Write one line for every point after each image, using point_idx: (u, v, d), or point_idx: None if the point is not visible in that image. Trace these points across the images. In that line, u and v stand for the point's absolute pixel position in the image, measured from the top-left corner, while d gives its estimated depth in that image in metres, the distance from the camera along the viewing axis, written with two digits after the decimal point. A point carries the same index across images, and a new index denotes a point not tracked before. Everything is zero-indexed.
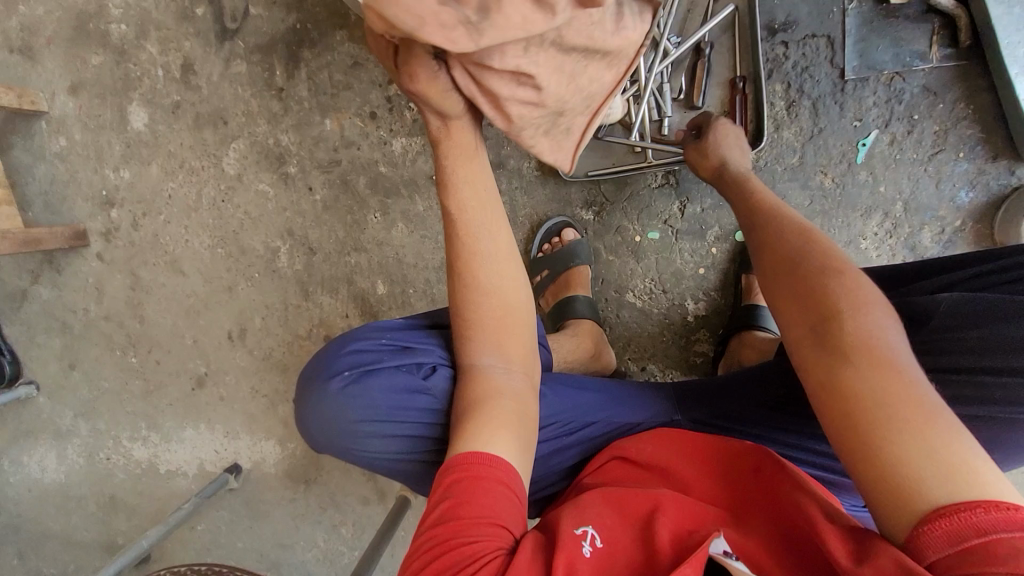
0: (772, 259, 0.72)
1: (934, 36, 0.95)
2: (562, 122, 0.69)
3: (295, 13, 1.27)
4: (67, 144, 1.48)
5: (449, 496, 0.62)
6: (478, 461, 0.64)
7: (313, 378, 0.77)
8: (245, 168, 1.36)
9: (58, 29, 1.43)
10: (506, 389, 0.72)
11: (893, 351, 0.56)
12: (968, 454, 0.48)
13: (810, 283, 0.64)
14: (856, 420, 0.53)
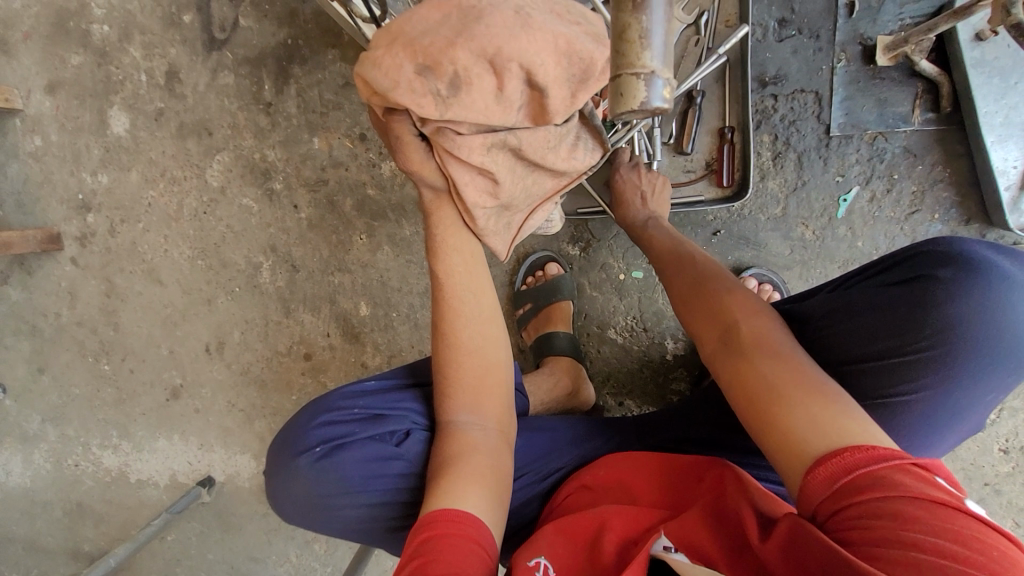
0: (686, 292, 0.80)
1: (917, 100, 0.97)
2: (506, 216, 0.78)
3: (286, 28, 1.24)
4: (43, 144, 1.43)
5: (416, 553, 0.61)
6: (447, 517, 0.63)
7: (282, 454, 0.77)
8: (229, 181, 1.34)
9: (36, 25, 1.38)
10: (481, 445, 0.74)
11: (784, 346, 0.64)
12: (848, 413, 0.55)
13: (720, 305, 0.73)
14: (756, 404, 0.60)
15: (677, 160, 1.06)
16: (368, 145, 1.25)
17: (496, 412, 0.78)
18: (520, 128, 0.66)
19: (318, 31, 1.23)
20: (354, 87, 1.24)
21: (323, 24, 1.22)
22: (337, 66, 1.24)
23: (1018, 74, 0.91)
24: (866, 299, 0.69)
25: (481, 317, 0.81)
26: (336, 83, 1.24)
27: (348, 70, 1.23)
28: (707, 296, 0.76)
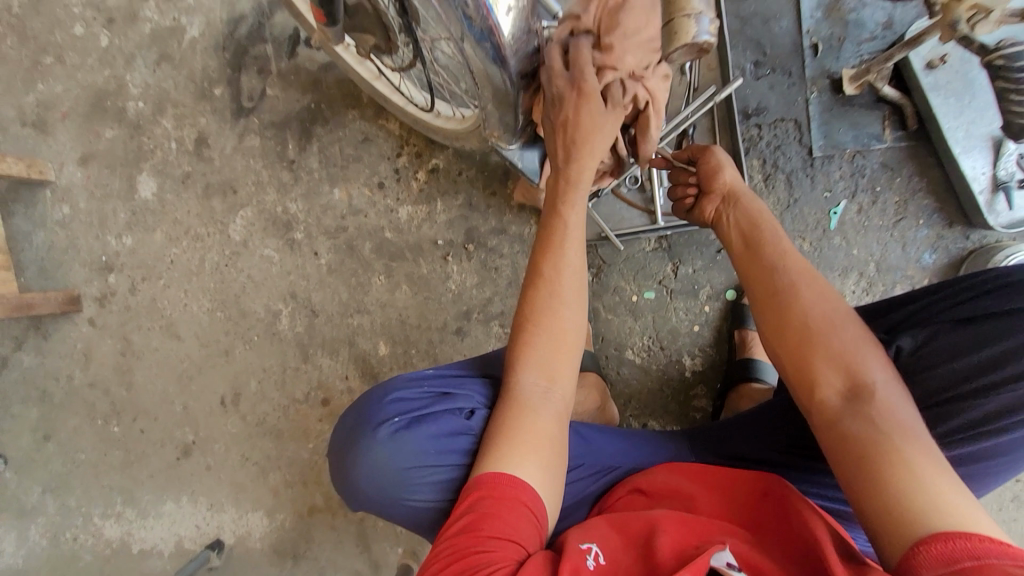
0: (779, 300, 0.75)
1: (886, 121, 1.09)
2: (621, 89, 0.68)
3: (310, 94, 1.37)
4: (70, 211, 1.50)
5: (472, 508, 0.67)
6: (505, 484, 0.68)
7: (360, 430, 0.81)
8: (251, 234, 1.40)
9: (75, 105, 1.50)
10: (543, 413, 0.74)
11: (905, 412, 0.64)
12: (969, 503, 0.56)
13: (836, 348, 0.70)
14: (873, 464, 0.61)
15: None
16: (386, 192, 1.33)
17: (564, 382, 0.77)
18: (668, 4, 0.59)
19: (339, 95, 1.36)
20: (372, 141, 1.34)
21: (345, 89, 1.35)
22: (357, 124, 1.35)
23: (970, 93, 1.03)
24: (956, 336, 0.71)
25: (569, 283, 0.78)
26: (356, 138, 1.35)
27: (367, 127, 1.34)
28: (816, 327, 0.72)
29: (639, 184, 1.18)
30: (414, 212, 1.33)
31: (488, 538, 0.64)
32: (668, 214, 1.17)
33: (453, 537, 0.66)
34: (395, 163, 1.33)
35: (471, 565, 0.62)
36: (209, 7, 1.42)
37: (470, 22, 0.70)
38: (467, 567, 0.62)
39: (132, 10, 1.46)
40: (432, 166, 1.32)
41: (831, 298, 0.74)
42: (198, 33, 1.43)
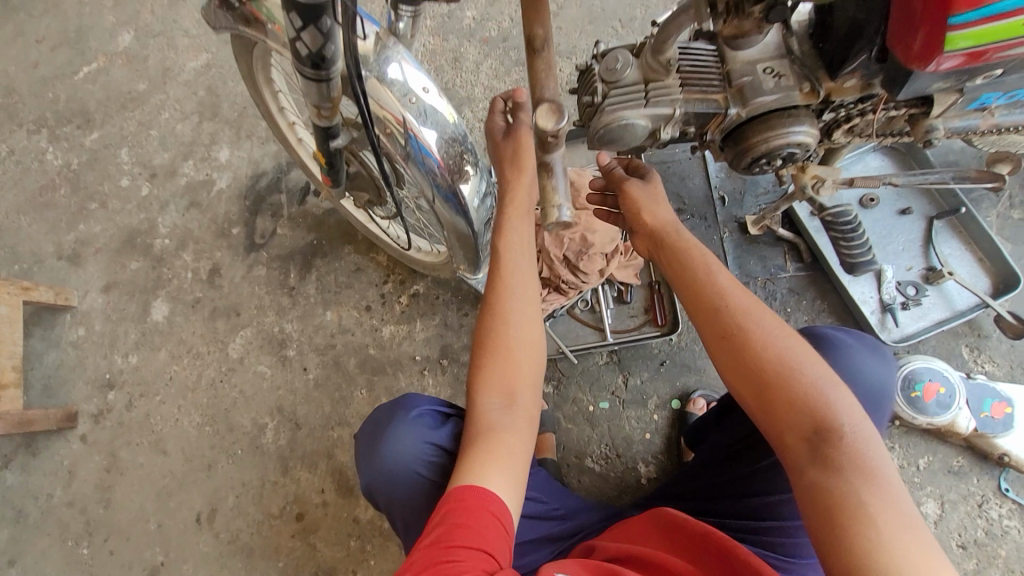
0: (735, 350, 0.83)
1: (787, 254, 1.33)
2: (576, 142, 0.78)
3: (314, 233, 1.62)
4: (85, 333, 1.66)
5: (446, 520, 0.70)
6: (480, 493, 0.73)
7: (395, 412, 0.95)
8: (248, 352, 1.55)
9: (108, 242, 1.74)
10: (503, 426, 0.82)
11: (872, 458, 0.72)
12: (931, 550, 0.63)
13: (795, 398, 0.77)
14: (839, 510, 0.68)
15: (621, 307, 1.35)
16: (373, 314, 1.51)
17: (521, 399, 0.85)
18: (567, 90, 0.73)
19: (338, 233, 1.61)
20: (363, 270, 1.56)
21: (344, 229, 1.61)
22: (351, 256, 1.58)
23: None
24: None
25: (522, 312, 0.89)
26: (349, 268, 1.57)
27: (360, 258, 1.57)
28: (775, 381, 0.79)
29: (590, 305, 1.37)
30: (396, 330, 1.50)
31: (460, 548, 0.66)
32: (616, 331, 1.34)
33: (423, 549, 0.68)
34: (381, 289, 1.53)
35: (441, 574, 0.64)
36: (237, 165, 1.73)
37: (439, 186, 0.94)
38: (439, 574, 0.64)
39: (172, 166, 1.77)
40: (414, 291, 1.51)
41: (785, 345, 0.81)
42: (225, 185, 1.72)
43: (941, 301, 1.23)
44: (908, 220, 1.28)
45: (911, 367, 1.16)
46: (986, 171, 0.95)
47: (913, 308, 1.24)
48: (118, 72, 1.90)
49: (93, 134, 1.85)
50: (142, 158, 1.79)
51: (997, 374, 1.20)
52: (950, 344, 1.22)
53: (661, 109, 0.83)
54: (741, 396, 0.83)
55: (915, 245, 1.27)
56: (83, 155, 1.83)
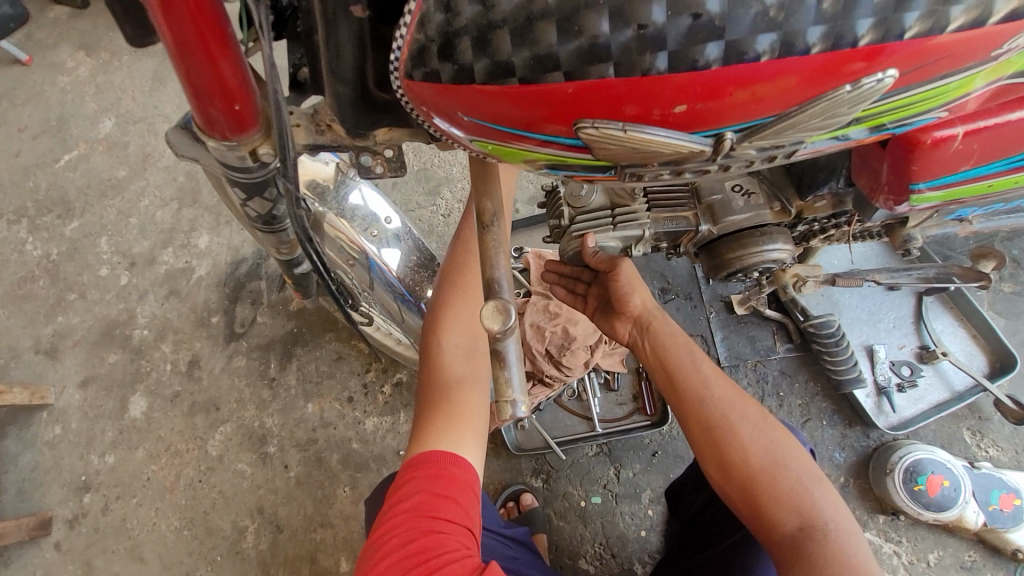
0: (718, 449, 0.75)
1: (776, 334, 1.29)
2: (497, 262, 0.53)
3: (294, 320, 1.59)
4: (61, 432, 1.61)
5: (426, 487, 0.75)
6: (459, 466, 0.77)
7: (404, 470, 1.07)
8: (228, 449, 1.50)
9: (86, 334, 1.70)
10: (466, 377, 0.85)
11: (857, 559, 0.67)
12: None
13: (779, 493, 0.72)
14: None
15: (608, 395, 1.32)
16: (355, 405, 1.48)
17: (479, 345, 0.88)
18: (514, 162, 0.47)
19: (319, 320, 1.58)
20: (345, 359, 1.53)
21: (324, 315, 1.58)
22: (333, 344, 1.55)
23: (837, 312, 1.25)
24: None
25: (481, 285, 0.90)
26: (330, 356, 1.54)
27: (341, 346, 1.54)
28: (761, 476, 0.73)
29: (577, 394, 1.32)
30: (380, 422, 1.46)
31: (446, 522, 0.73)
32: (604, 420, 1.30)
33: (408, 514, 0.73)
34: (364, 378, 1.50)
35: (431, 543, 0.71)
36: (216, 251, 1.71)
37: (406, 300, 0.91)
38: (429, 545, 0.71)
39: (151, 254, 1.75)
40: (397, 379, 1.49)
41: (771, 438, 0.75)
42: (204, 272, 1.70)
43: (938, 381, 1.20)
44: (896, 296, 1.26)
45: (912, 457, 1.12)
46: (971, 270, 0.94)
47: (908, 390, 1.20)
48: (99, 159, 1.91)
49: (73, 223, 1.84)
50: (122, 246, 1.78)
51: (1003, 460, 1.16)
52: (951, 428, 1.19)
53: (630, 231, 0.80)
54: (728, 496, 0.76)
55: (907, 322, 1.24)
56: (62, 245, 1.82)
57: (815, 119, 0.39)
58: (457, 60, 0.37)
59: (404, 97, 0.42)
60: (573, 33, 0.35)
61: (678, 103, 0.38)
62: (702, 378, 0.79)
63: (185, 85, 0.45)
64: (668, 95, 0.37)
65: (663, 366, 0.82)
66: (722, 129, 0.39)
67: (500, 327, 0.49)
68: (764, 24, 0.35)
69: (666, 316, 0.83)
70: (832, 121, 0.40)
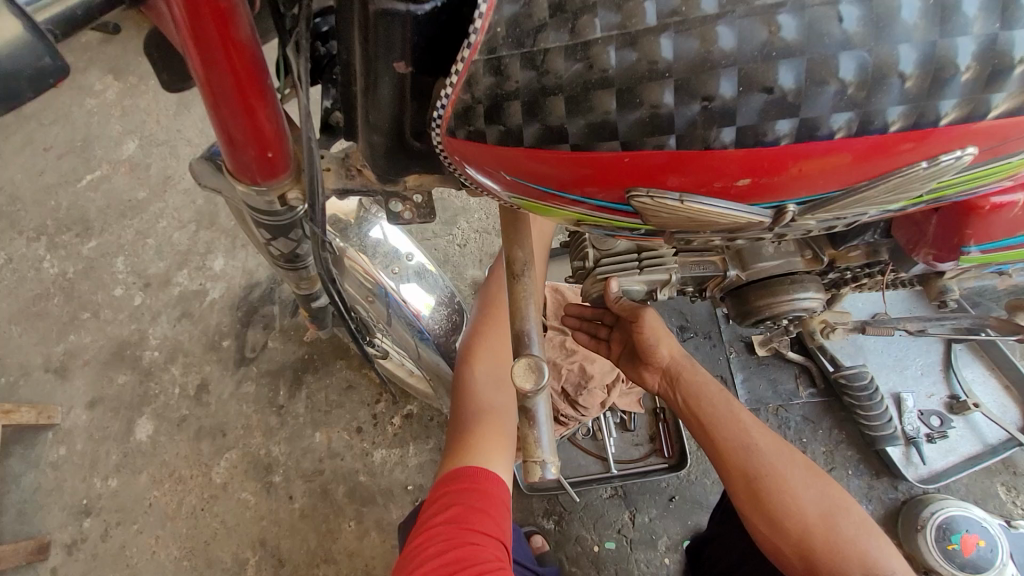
0: (765, 501, 0.69)
1: (799, 378, 1.26)
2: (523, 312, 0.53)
3: (305, 346, 1.58)
4: (65, 453, 1.59)
5: (460, 500, 0.76)
6: (491, 481, 0.78)
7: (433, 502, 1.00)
8: (232, 476, 1.47)
9: (97, 353, 1.70)
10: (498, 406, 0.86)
11: None
12: None
13: (841, 544, 0.65)
14: None
15: (625, 435, 1.28)
16: (364, 436, 1.45)
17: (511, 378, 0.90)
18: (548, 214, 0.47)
19: (330, 347, 1.57)
20: (355, 388, 1.50)
21: (335, 342, 1.57)
22: (343, 372, 1.53)
23: (862, 356, 1.22)
24: None
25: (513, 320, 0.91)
26: (341, 385, 1.51)
27: (352, 374, 1.52)
28: (817, 527, 0.67)
29: (591, 432, 1.28)
30: (388, 454, 1.42)
31: (481, 533, 0.73)
32: (619, 461, 1.26)
33: (444, 525, 0.74)
34: (373, 408, 1.47)
35: (466, 554, 0.71)
36: (231, 274, 1.71)
37: (423, 337, 0.89)
38: (463, 557, 0.70)
39: (166, 275, 1.76)
40: (407, 411, 1.45)
41: (819, 488, 0.69)
42: (218, 295, 1.69)
43: (969, 433, 1.16)
44: (924, 342, 1.22)
45: (944, 514, 1.07)
46: (1009, 321, 0.90)
47: (938, 441, 1.16)
48: (120, 180, 1.93)
49: (91, 242, 1.85)
50: (137, 267, 1.79)
51: None
52: (985, 483, 1.14)
53: (657, 275, 0.78)
54: (779, 552, 0.68)
55: (935, 370, 1.21)
56: (79, 264, 1.83)
57: (885, 192, 0.39)
58: (505, 123, 0.36)
59: (445, 151, 0.40)
60: (635, 104, 0.34)
61: (743, 176, 0.37)
62: (740, 425, 0.73)
63: (218, 133, 0.44)
64: (733, 168, 0.37)
65: (693, 415, 0.76)
66: (783, 202, 0.39)
67: (533, 385, 0.48)
68: (841, 101, 0.34)
69: (695, 362, 0.80)
70: (903, 194, 0.40)
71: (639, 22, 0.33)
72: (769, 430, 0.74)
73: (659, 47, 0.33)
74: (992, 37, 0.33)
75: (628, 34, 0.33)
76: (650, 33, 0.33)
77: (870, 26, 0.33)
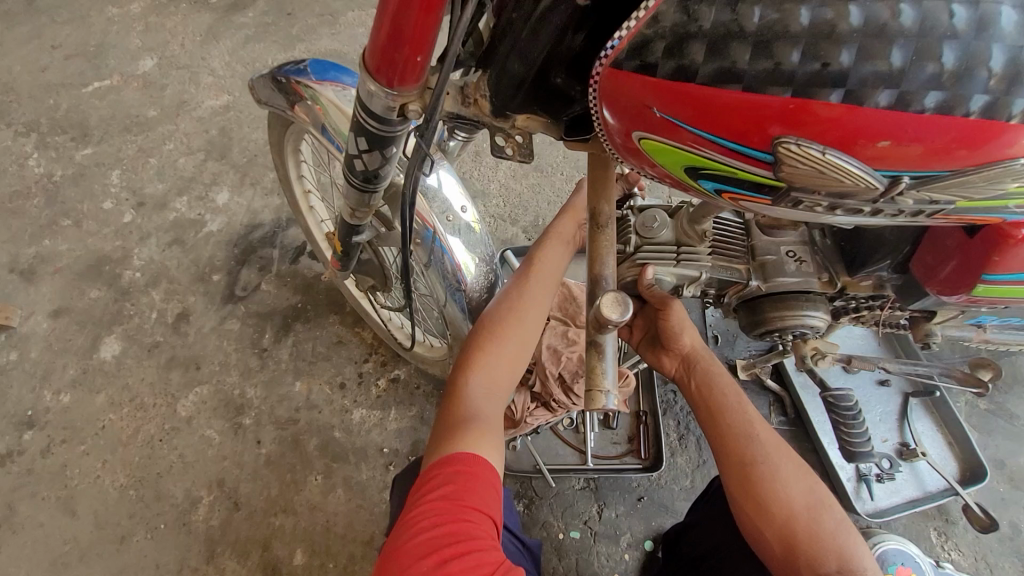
0: (756, 489, 0.73)
1: (772, 406, 1.35)
2: (605, 255, 0.57)
3: (300, 295, 1.55)
4: (17, 359, 1.49)
5: (451, 480, 0.75)
6: (482, 465, 0.77)
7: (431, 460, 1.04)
8: (199, 412, 1.42)
9: (72, 263, 1.61)
10: (487, 415, 0.84)
11: None
12: None
13: (821, 534, 0.69)
14: None
15: (605, 431, 1.33)
16: (346, 393, 1.43)
17: (503, 391, 0.89)
18: (655, 176, 0.51)
19: (326, 300, 1.55)
20: (345, 344, 1.49)
21: (332, 297, 1.55)
22: (335, 327, 1.51)
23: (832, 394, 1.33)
24: None
25: (520, 336, 0.90)
26: (330, 339, 1.50)
27: (343, 331, 1.51)
28: (803, 517, 0.71)
29: (574, 425, 1.33)
30: (367, 415, 1.41)
31: (471, 509, 0.73)
32: (596, 456, 1.30)
33: (435, 501, 0.73)
34: (360, 367, 1.46)
35: (458, 530, 0.70)
36: (233, 210, 1.68)
37: (457, 294, 0.91)
38: (457, 531, 0.70)
39: (163, 199, 1.70)
40: (394, 375, 1.45)
41: (807, 485, 0.73)
42: (216, 229, 1.65)
43: (913, 479, 1.27)
44: (886, 391, 1.34)
45: (882, 546, 1.16)
46: (971, 375, 1.01)
47: (886, 482, 1.26)
48: (130, 94, 1.86)
49: (87, 149, 1.77)
50: (134, 184, 1.72)
51: (963, 565, 1.22)
52: (920, 525, 1.25)
53: (689, 271, 0.84)
54: (763, 538, 0.71)
55: (892, 418, 1.32)
56: (68, 168, 1.74)
57: (980, 181, 0.41)
58: (683, 59, 0.39)
59: (598, 83, 0.43)
60: (816, 57, 0.37)
61: (882, 137, 0.39)
62: (746, 417, 0.78)
63: (384, 26, 0.47)
64: (874, 127, 0.38)
65: (704, 403, 0.81)
66: (901, 173, 0.41)
67: (618, 316, 0.51)
68: (980, 86, 0.38)
69: (713, 355, 0.85)
70: (990, 189, 0.42)
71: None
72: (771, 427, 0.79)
73: (849, 12, 0.37)
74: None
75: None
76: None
77: (1020, 30, 0.37)
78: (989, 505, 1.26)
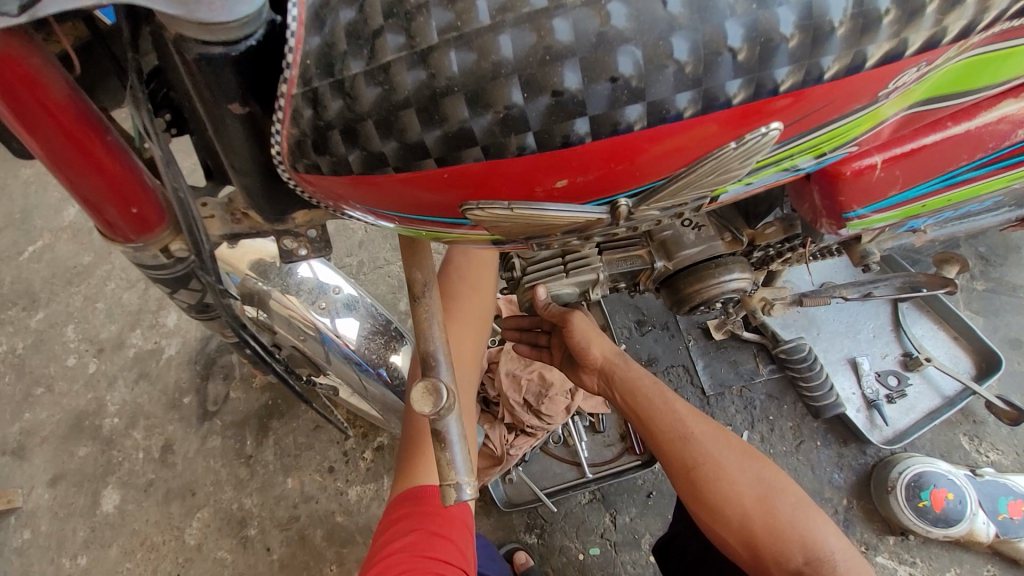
0: (706, 493, 0.68)
1: (757, 356, 1.26)
2: (424, 341, 0.52)
3: (267, 392, 1.55)
4: (30, 537, 1.50)
5: (423, 524, 0.72)
6: (458, 508, 0.74)
7: None
8: (206, 536, 1.42)
9: (54, 428, 1.62)
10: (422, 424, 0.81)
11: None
12: None
13: (780, 525, 0.65)
14: None
15: (595, 437, 1.28)
16: (337, 475, 1.43)
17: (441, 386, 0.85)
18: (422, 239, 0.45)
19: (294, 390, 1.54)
20: (323, 428, 1.48)
21: None
22: (309, 413, 1.50)
23: (814, 326, 1.24)
24: None
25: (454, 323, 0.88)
26: (308, 426, 1.49)
27: (319, 415, 1.49)
28: (755, 513, 0.66)
29: (563, 440, 1.28)
30: (363, 490, 1.42)
31: (447, 563, 0.69)
32: (593, 464, 1.25)
33: (404, 553, 0.69)
34: (343, 445, 1.46)
35: None
36: (186, 328, 1.68)
37: (365, 368, 0.88)
38: None
39: (119, 338, 1.71)
40: (378, 444, 1.45)
41: (760, 473, 0.68)
42: (174, 351, 1.66)
43: (927, 388, 1.18)
44: (873, 304, 1.24)
45: (913, 472, 1.09)
46: (936, 275, 0.93)
47: (898, 401, 1.17)
48: (63, 247, 1.88)
49: (38, 313, 1.78)
50: (90, 332, 1.73)
51: (1005, 464, 1.13)
52: (947, 436, 1.16)
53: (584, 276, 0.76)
54: (726, 543, 0.68)
55: (886, 331, 1.22)
56: (27, 337, 1.74)
57: (706, 176, 0.37)
58: (332, 155, 0.34)
59: (306, 194, 0.40)
60: (437, 121, 0.32)
61: (559, 177, 0.35)
62: (675, 415, 0.73)
63: (77, 196, 0.43)
64: (551, 170, 0.34)
65: (631, 409, 0.76)
66: (613, 196, 0.37)
67: (431, 409, 0.48)
68: (626, 95, 0.31)
69: (627, 359, 0.79)
70: (727, 176, 0.37)
71: (425, 39, 0.30)
72: (704, 416, 0.74)
73: (448, 63, 0.30)
74: (754, 19, 0.31)
75: (417, 52, 0.30)
76: (440, 45, 0.30)
77: (637, 21, 0.30)
78: (1014, 392, 1.17)
